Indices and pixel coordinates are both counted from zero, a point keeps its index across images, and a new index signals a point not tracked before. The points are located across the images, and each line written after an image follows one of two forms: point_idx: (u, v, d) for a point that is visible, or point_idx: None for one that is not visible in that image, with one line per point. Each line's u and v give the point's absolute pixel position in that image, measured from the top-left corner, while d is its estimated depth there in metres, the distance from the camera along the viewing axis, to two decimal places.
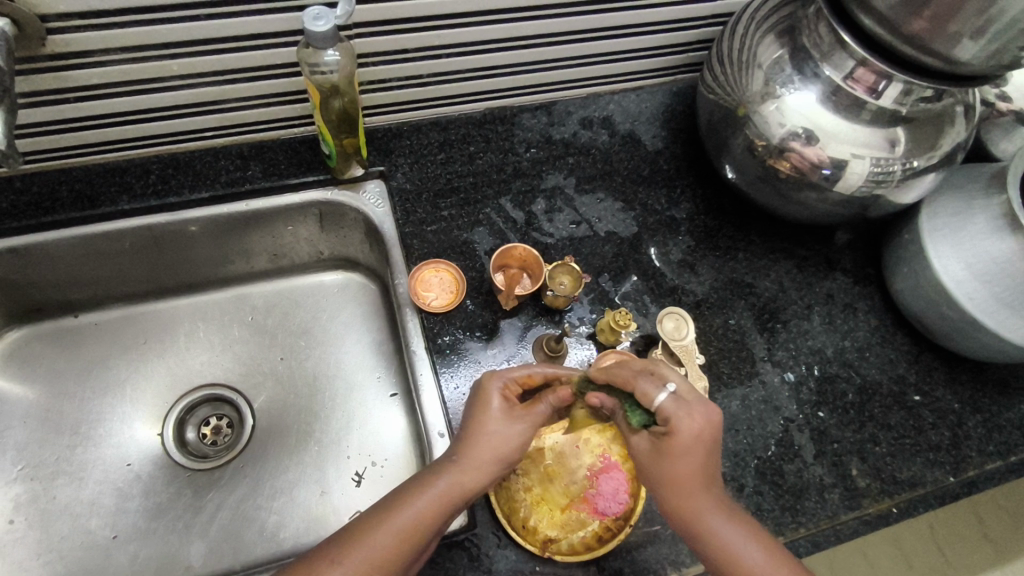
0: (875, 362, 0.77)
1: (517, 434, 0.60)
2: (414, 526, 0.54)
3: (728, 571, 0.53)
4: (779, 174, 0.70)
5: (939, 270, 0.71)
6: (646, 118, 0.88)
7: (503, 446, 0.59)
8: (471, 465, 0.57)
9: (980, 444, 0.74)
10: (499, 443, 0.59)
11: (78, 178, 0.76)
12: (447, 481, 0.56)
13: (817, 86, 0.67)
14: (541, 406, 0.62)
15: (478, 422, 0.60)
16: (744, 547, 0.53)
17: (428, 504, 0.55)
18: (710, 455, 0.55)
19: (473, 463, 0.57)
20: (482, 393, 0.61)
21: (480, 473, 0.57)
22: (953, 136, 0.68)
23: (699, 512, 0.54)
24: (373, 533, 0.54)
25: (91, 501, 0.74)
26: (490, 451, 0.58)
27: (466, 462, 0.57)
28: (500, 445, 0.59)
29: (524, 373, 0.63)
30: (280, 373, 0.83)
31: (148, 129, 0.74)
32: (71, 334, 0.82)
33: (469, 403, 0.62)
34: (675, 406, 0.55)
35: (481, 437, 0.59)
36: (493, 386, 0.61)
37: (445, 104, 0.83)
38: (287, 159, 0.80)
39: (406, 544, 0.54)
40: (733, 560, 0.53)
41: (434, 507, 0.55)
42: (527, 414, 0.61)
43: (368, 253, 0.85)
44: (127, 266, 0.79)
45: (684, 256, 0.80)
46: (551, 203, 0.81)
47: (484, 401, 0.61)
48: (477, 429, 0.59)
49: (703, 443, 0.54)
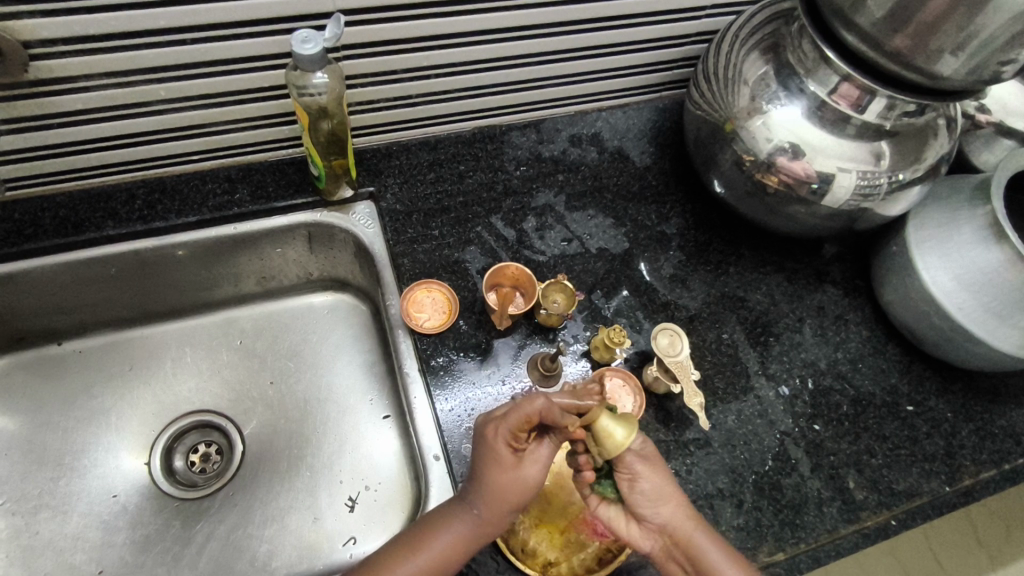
0: (868, 372, 0.78)
1: (533, 484, 0.58)
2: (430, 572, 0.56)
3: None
4: (768, 189, 0.71)
5: (928, 280, 0.71)
6: (635, 134, 0.89)
7: (518, 497, 0.58)
8: (487, 517, 0.57)
9: (974, 452, 0.75)
10: (515, 491, 0.58)
11: (61, 204, 0.74)
12: (462, 531, 0.57)
13: (803, 101, 0.68)
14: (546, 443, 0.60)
15: (490, 468, 0.58)
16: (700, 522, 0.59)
17: (444, 552, 0.56)
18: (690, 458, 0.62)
19: (489, 514, 0.57)
20: (496, 442, 0.58)
21: (494, 524, 0.58)
22: (936, 148, 0.69)
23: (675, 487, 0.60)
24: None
25: (76, 535, 0.72)
26: (504, 501, 0.57)
27: (483, 513, 0.57)
28: (516, 495, 0.58)
29: (524, 414, 0.56)
30: (270, 398, 0.82)
31: (134, 153, 0.73)
32: (55, 363, 0.80)
33: (478, 445, 0.59)
34: None
35: (497, 489, 0.57)
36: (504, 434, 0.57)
37: (434, 123, 0.83)
38: (275, 181, 0.79)
39: None
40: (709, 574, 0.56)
41: (451, 557, 0.56)
42: (536, 454, 0.59)
43: (358, 274, 0.84)
44: (112, 292, 0.78)
45: (676, 271, 0.80)
46: (542, 220, 0.81)
47: (499, 450, 0.57)
48: (495, 479, 0.57)
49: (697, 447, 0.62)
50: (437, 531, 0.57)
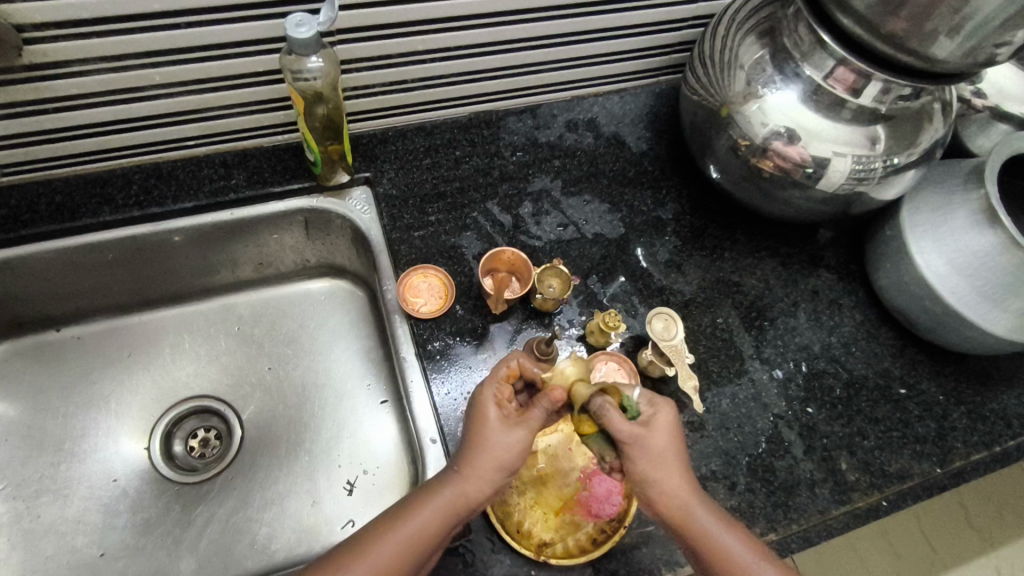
0: (861, 356, 0.78)
1: (515, 444, 0.58)
2: (416, 538, 0.55)
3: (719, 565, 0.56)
4: (763, 174, 0.71)
5: (921, 264, 0.72)
6: (631, 119, 0.89)
7: (505, 458, 0.58)
8: (473, 477, 0.57)
9: (965, 435, 0.75)
10: (499, 451, 0.58)
11: (57, 190, 0.74)
12: (449, 492, 0.57)
13: (799, 85, 0.68)
14: (535, 410, 0.59)
15: (476, 429, 0.59)
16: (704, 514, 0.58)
17: (431, 515, 0.56)
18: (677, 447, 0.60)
19: (474, 476, 0.57)
20: (482, 401, 0.60)
21: (480, 485, 0.57)
22: (932, 133, 0.69)
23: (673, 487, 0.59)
24: (373, 548, 0.54)
25: (77, 518, 0.73)
26: (489, 461, 0.58)
27: (468, 473, 0.57)
28: (501, 456, 0.58)
29: (504, 368, 0.62)
30: (269, 383, 0.83)
31: (129, 139, 0.73)
32: (53, 349, 0.81)
33: (468, 412, 0.61)
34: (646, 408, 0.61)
35: (482, 448, 0.58)
36: (498, 394, 0.60)
37: (429, 109, 0.83)
38: (271, 166, 0.79)
39: (410, 555, 0.55)
40: (722, 554, 0.56)
41: (436, 521, 0.56)
42: (521, 419, 0.59)
43: (354, 260, 0.84)
44: (109, 278, 0.78)
45: (672, 256, 0.81)
46: (538, 206, 0.81)
47: (485, 408, 0.59)
48: (480, 438, 0.58)
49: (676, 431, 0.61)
50: (425, 496, 0.57)
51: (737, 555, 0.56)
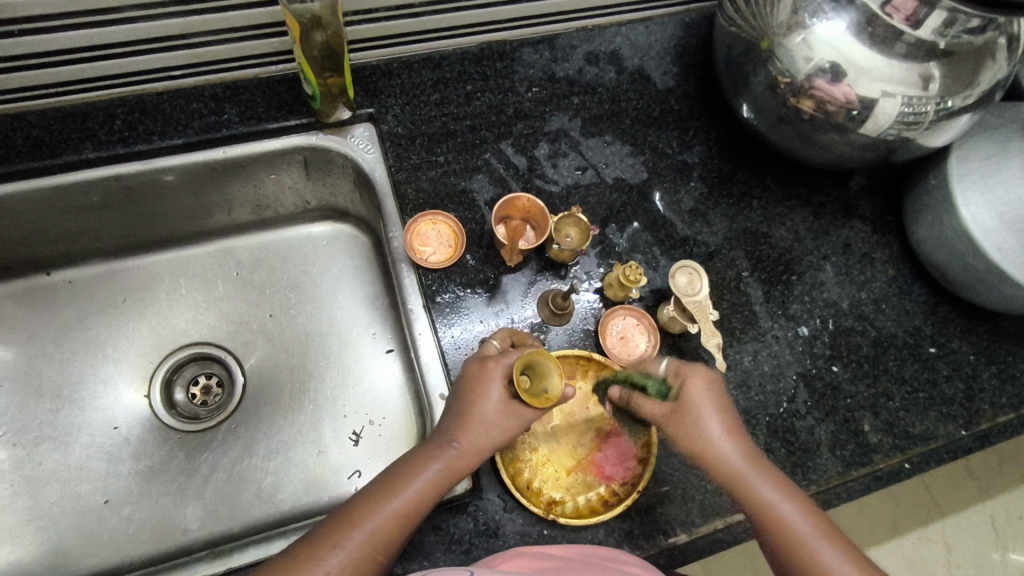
0: (891, 313, 0.75)
1: (494, 408, 0.57)
2: (408, 510, 0.53)
3: (786, 551, 0.52)
4: (803, 115, 0.65)
5: (967, 218, 0.67)
6: (657, 52, 0.81)
7: (497, 435, 0.56)
8: (463, 451, 0.55)
9: (994, 396, 0.73)
10: (495, 429, 0.56)
11: (34, 124, 0.68)
12: (439, 465, 0.55)
13: (850, 14, 0.61)
14: (497, 365, 0.58)
15: (472, 401, 0.57)
16: (773, 497, 0.55)
17: (420, 491, 0.53)
18: (728, 414, 0.58)
19: (466, 450, 0.55)
20: (484, 377, 0.57)
21: (471, 458, 0.56)
22: (993, 72, 0.62)
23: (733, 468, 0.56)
24: (364, 518, 0.51)
25: (80, 466, 0.71)
26: (482, 435, 0.56)
27: (458, 447, 0.55)
28: (492, 430, 0.56)
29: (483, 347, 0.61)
30: (270, 331, 0.79)
31: (109, 67, 0.67)
32: (45, 293, 0.77)
33: (461, 384, 0.59)
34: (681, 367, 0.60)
35: (476, 424, 0.56)
36: (494, 371, 0.58)
37: (437, 36, 0.75)
38: (265, 100, 0.73)
39: (401, 527, 0.52)
40: (790, 542, 0.52)
41: (428, 492, 0.54)
42: (490, 375, 0.57)
43: (358, 203, 0.79)
44: (98, 219, 0.74)
45: (696, 204, 0.75)
46: (555, 147, 0.75)
47: (485, 387, 0.57)
48: (475, 413, 0.56)
49: (716, 398, 0.59)
50: (413, 470, 0.54)
51: (811, 543, 0.52)
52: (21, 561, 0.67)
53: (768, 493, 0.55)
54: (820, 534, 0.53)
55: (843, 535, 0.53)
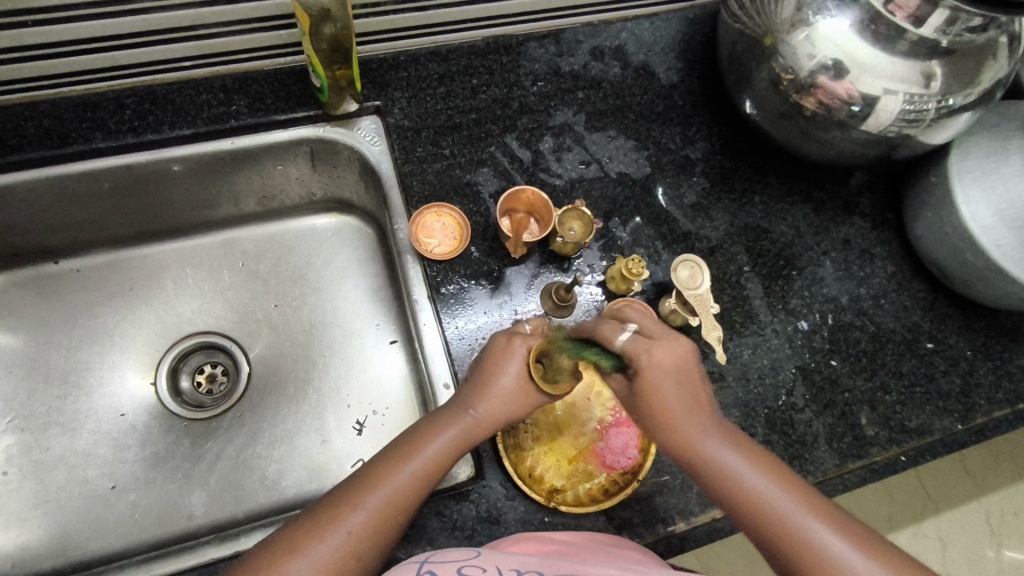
0: (890, 309, 0.76)
1: (512, 383, 0.58)
2: (423, 475, 0.53)
3: (744, 510, 0.51)
4: (805, 112, 0.66)
5: (966, 215, 0.67)
6: (661, 48, 0.82)
7: (508, 408, 0.58)
8: (479, 420, 0.56)
9: (990, 392, 0.74)
10: (510, 402, 0.58)
11: (45, 113, 0.69)
12: (454, 432, 0.55)
13: (853, 12, 0.61)
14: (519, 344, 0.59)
15: (489, 373, 0.58)
16: (730, 455, 0.53)
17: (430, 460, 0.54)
18: (688, 385, 0.56)
19: (482, 419, 0.57)
20: (503, 353, 0.58)
21: (486, 428, 0.57)
22: (994, 71, 0.63)
23: (684, 431, 0.54)
24: (380, 482, 0.52)
25: (87, 452, 0.72)
26: (498, 407, 0.57)
27: (475, 417, 0.56)
28: (508, 403, 0.57)
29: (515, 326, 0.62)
30: (275, 320, 0.80)
31: (119, 57, 0.67)
32: (52, 281, 0.78)
33: (480, 358, 0.60)
34: (637, 346, 0.56)
35: (493, 395, 0.57)
36: (515, 348, 0.59)
37: (444, 30, 0.76)
38: (274, 92, 0.73)
39: (415, 492, 0.53)
40: (747, 497, 0.51)
41: (444, 457, 0.55)
42: (510, 352, 0.58)
43: (363, 195, 0.80)
44: (106, 208, 0.74)
45: (698, 199, 0.76)
46: (559, 141, 0.76)
47: (505, 362, 0.58)
48: (492, 385, 0.57)
49: (684, 368, 0.57)
50: (424, 438, 0.55)
51: (769, 499, 0.50)
52: (28, 544, 0.68)
53: (723, 452, 0.53)
54: (789, 494, 0.50)
55: (816, 498, 0.51)
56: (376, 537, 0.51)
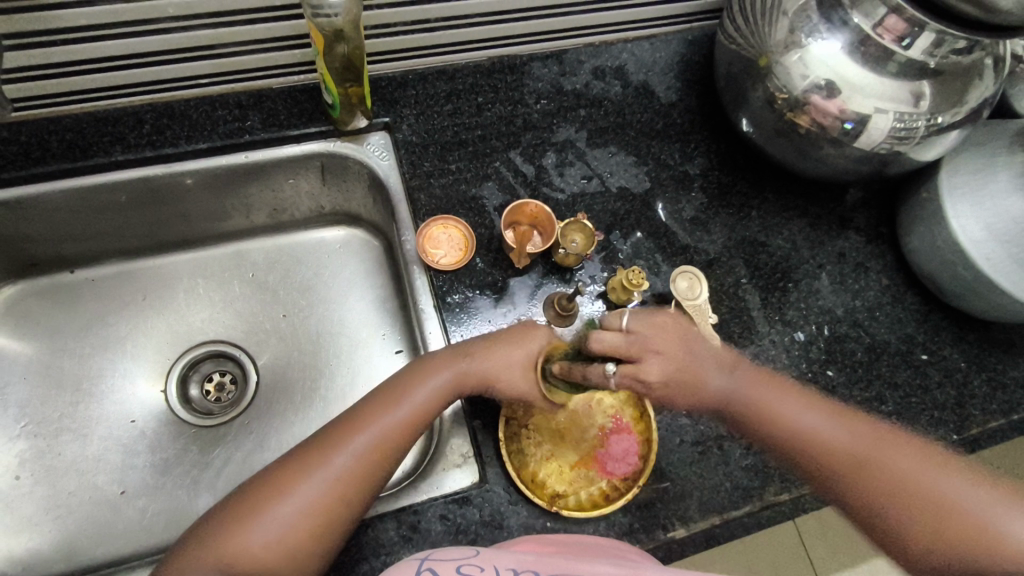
0: (885, 321, 0.77)
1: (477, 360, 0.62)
2: (377, 443, 0.58)
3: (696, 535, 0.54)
4: (798, 129, 0.69)
5: (956, 229, 0.70)
6: (661, 68, 0.85)
7: (468, 382, 0.62)
8: (438, 393, 0.61)
9: (984, 403, 0.75)
10: (472, 377, 0.62)
11: (68, 127, 0.71)
12: (414, 404, 0.60)
13: (845, 35, 0.64)
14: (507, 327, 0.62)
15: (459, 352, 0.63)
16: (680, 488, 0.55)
17: (398, 418, 0.59)
18: None
19: (443, 392, 0.61)
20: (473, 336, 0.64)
21: (446, 401, 0.61)
22: (981, 90, 0.65)
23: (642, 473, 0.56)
24: (338, 446, 0.57)
25: (98, 458, 0.74)
26: (463, 381, 0.62)
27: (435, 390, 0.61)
28: (470, 377, 0.62)
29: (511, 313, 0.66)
30: (283, 330, 0.82)
31: (140, 75, 0.70)
32: (67, 290, 0.80)
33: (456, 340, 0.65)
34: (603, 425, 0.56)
35: (455, 370, 0.62)
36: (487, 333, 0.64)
37: (451, 50, 0.79)
38: (287, 109, 0.76)
39: (368, 459, 0.57)
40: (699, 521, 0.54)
41: (400, 428, 0.59)
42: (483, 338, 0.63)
43: (372, 209, 0.82)
44: (122, 220, 0.77)
45: (697, 213, 0.78)
46: (562, 157, 0.78)
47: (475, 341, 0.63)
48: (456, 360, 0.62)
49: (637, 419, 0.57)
50: (385, 411, 0.60)
51: None
52: (39, 548, 0.69)
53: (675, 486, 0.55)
54: None
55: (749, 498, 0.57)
56: (328, 497, 0.55)
